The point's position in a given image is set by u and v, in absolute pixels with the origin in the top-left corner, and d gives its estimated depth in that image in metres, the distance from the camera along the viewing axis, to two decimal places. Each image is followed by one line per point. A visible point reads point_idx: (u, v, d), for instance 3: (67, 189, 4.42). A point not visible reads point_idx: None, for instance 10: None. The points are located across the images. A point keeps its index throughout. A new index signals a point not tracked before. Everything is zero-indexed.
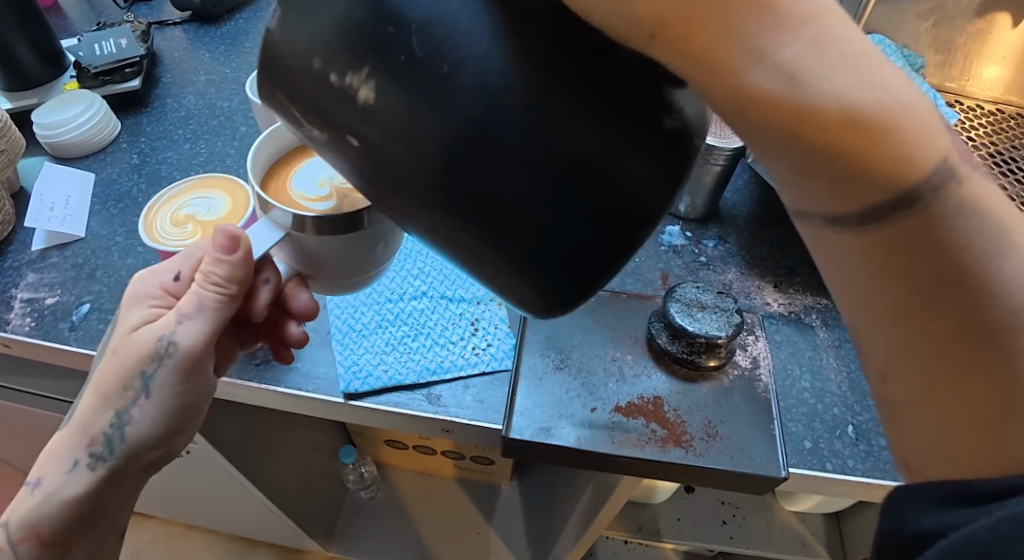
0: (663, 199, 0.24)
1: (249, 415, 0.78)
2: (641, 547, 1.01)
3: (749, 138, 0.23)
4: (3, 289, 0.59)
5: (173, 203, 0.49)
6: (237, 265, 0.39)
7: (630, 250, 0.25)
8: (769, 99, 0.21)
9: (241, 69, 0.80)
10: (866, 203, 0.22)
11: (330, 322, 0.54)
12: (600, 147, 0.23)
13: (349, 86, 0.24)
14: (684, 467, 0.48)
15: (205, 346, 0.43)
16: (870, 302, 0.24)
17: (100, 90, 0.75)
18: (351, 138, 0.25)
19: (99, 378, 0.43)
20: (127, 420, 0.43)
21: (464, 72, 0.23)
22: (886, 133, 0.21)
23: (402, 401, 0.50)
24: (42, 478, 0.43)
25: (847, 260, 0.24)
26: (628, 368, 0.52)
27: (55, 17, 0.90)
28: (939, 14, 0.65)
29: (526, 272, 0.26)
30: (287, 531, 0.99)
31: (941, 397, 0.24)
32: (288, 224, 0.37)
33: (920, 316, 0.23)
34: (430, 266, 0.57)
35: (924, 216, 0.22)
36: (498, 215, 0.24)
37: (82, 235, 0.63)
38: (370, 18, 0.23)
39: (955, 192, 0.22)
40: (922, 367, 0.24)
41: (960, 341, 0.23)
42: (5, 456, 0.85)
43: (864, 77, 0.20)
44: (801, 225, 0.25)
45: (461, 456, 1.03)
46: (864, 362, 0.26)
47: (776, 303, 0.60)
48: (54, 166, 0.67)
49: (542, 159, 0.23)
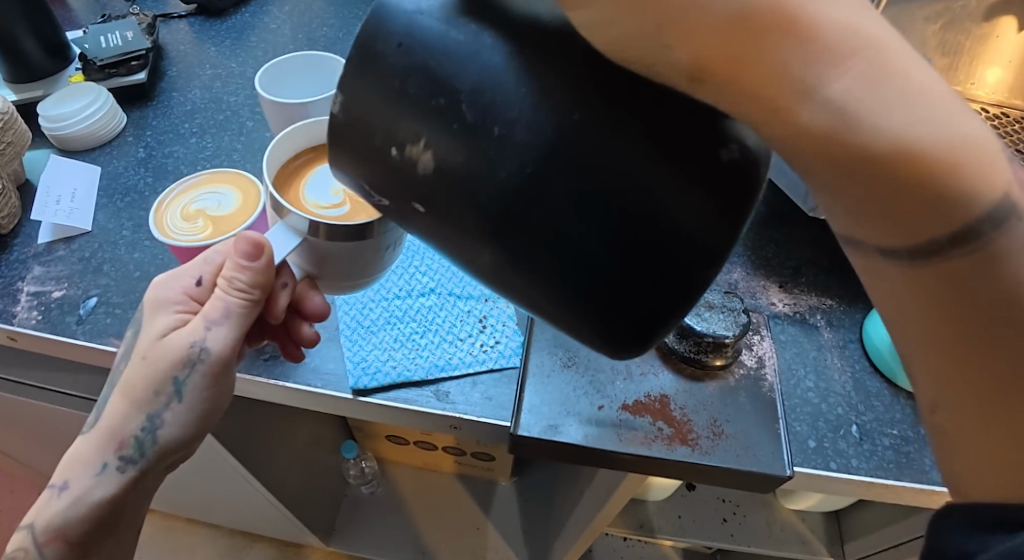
0: (715, 241, 0.25)
1: (253, 409, 0.78)
2: (640, 543, 1.01)
3: (802, 170, 0.23)
4: (9, 282, 0.59)
5: (184, 198, 0.49)
6: (260, 271, 0.39)
7: (677, 284, 0.25)
8: (821, 133, 0.21)
9: (248, 64, 0.80)
10: (920, 236, 0.22)
11: (338, 318, 0.54)
12: (656, 187, 0.24)
13: (409, 156, 0.26)
14: (691, 466, 0.48)
15: (234, 350, 0.43)
16: (915, 329, 0.24)
17: (106, 82, 0.75)
18: (417, 204, 0.27)
19: (126, 383, 0.44)
20: (159, 424, 0.44)
21: (515, 133, 0.24)
22: (942, 171, 0.21)
23: (411, 398, 0.50)
24: (68, 481, 0.44)
25: (896, 294, 0.24)
26: (635, 366, 0.52)
27: (58, 8, 0.89)
28: (946, 17, 0.66)
29: (570, 300, 0.27)
30: (287, 525, 0.99)
31: (988, 426, 0.25)
32: (304, 229, 0.38)
33: (959, 343, 0.24)
34: (437, 262, 0.57)
35: (984, 251, 0.22)
36: (545, 247, 0.25)
37: (88, 229, 0.63)
38: (422, 92, 0.25)
39: (1016, 228, 0.22)
40: (970, 397, 0.24)
41: (1011, 373, 0.23)
42: (5, 447, 0.85)
43: (920, 111, 0.20)
44: (848, 251, 0.25)
45: (462, 451, 1.03)
46: (916, 390, 0.27)
47: (782, 303, 0.60)
48: (61, 159, 0.67)
49: (596, 204, 0.24)
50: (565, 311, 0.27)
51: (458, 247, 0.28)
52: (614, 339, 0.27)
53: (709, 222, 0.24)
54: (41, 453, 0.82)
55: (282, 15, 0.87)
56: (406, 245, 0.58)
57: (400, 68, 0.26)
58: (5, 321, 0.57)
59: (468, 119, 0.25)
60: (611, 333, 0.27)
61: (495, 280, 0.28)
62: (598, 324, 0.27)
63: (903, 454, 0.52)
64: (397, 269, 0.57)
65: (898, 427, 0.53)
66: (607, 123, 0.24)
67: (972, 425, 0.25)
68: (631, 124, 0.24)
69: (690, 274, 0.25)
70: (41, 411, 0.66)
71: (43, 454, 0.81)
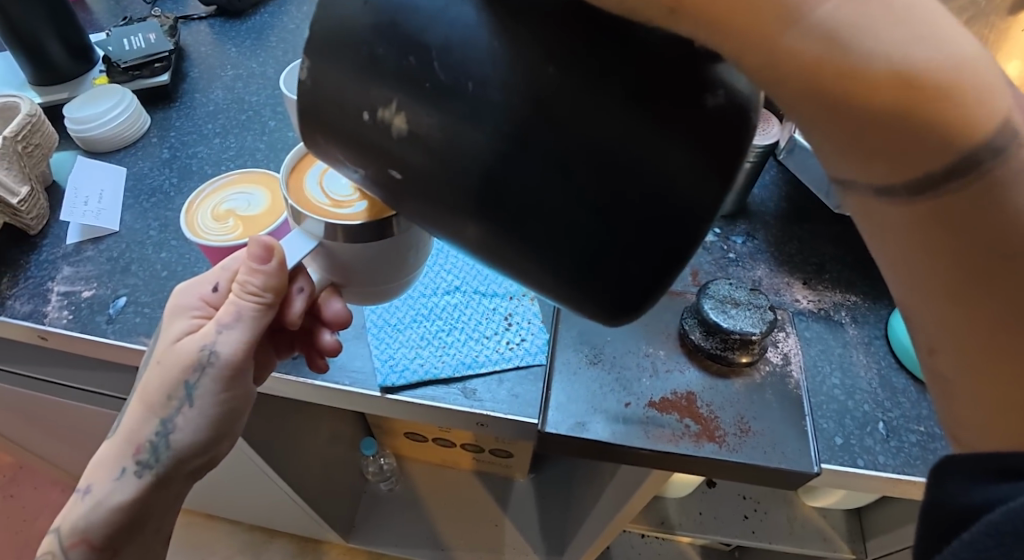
0: (700, 195, 0.24)
1: (276, 407, 0.79)
2: (658, 540, 1.02)
3: (792, 107, 0.23)
4: (39, 283, 0.60)
5: (213, 199, 0.49)
6: (271, 274, 0.39)
7: (663, 239, 0.24)
8: (811, 61, 0.21)
9: (268, 64, 0.81)
10: (917, 169, 0.22)
11: (365, 317, 0.54)
12: (646, 136, 0.23)
13: (381, 119, 0.26)
14: (720, 463, 0.48)
15: (246, 354, 0.43)
16: (916, 270, 0.24)
17: (130, 84, 0.75)
18: (395, 172, 0.27)
19: (144, 388, 0.45)
20: (173, 428, 0.44)
21: (489, 92, 0.24)
22: (938, 96, 0.20)
23: (438, 395, 0.50)
24: (92, 485, 0.45)
25: (894, 233, 0.24)
26: (661, 363, 0.52)
27: (80, 12, 0.90)
28: (971, 12, 0.67)
29: (556, 259, 0.26)
30: (308, 521, 1.00)
31: (987, 372, 0.24)
32: (321, 234, 0.37)
33: (961, 287, 0.23)
34: (464, 261, 0.58)
35: (985, 182, 0.22)
36: (522, 210, 0.25)
37: (116, 229, 0.64)
38: (393, 53, 0.25)
39: (1015, 155, 0.22)
40: (975, 337, 0.24)
41: (1008, 312, 0.23)
42: (34, 446, 0.86)
43: (914, 29, 0.20)
44: (844, 195, 0.25)
45: (480, 449, 1.04)
46: (913, 334, 0.27)
47: (806, 300, 0.60)
48: (88, 161, 0.68)
49: (576, 153, 0.24)
50: (553, 275, 0.27)
51: (491, 252, 0.28)
52: (607, 305, 0.27)
53: (695, 174, 0.24)
54: (69, 452, 0.83)
55: (302, 16, 0.87)
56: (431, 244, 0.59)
57: (368, 33, 0.26)
58: (37, 320, 0.58)
59: (441, 78, 0.25)
60: (605, 298, 0.27)
61: (527, 277, 0.28)
62: (589, 288, 0.26)
63: (929, 451, 0.52)
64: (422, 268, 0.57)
65: (924, 423, 0.53)
66: (579, 72, 0.23)
67: (986, 403, 0.25)
68: (612, 62, 0.23)
69: (678, 226, 0.24)
70: (69, 410, 0.67)
71: (70, 451, 0.82)
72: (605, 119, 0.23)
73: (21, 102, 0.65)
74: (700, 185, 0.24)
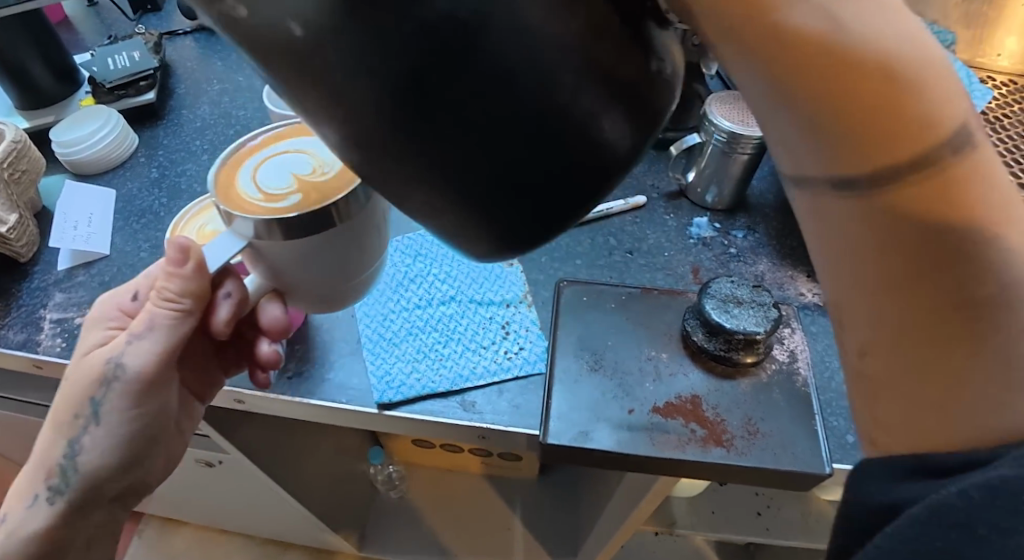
0: (620, 150, 0.23)
1: (279, 423, 0.78)
2: (672, 538, 1.01)
3: (771, 75, 0.20)
4: (32, 311, 0.59)
5: (193, 217, 0.48)
6: (188, 277, 0.38)
7: (567, 200, 0.24)
8: (809, 35, 0.19)
9: (255, 76, 0.80)
10: (878, 161, 0.20)
11: (360, 332, 0.53)
12: (584, 93, 0.21)
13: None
14: (728, 467, 0.47)
15: (158, 365, 0.42)
16: (858, 271, 0.22)
17: (116, 104, 0.74)
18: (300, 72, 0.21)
19: (54, 408, 0.44)
20: (81, 449, 0.43)
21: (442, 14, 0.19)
22: (913, 85, 0.19)
23: (437, 409, 0.49)
24: (5, 515, 0.44)
25: (839, 228, 0.22)
26: (664, 367, 0.51)
27: (66, 33, 0.90)
28: None
29: (461, 205, 0.24)
30: (318, 533, 1.00)
31: (904, 393, 0.23)
32: (250, 233, 0.35)
33: (903, 292, 0.22)
34: (457, 270, 0.57)
35: (938, 182, 0.20)
36: (432, 161, 0.23)
37: (107, 253, 0.63)
38: None
39: (970, 163, 0.20)
40: (904, 351, 0.22)
41: (944, 321, 0.21)
42: None
43: (894, 18, 0.19)
44: (797, 190, 0.23)
45: (488, 453, 1.03)
46: (841, 341, 0.25)
47: (811, 293, 0.58)
48: (77, 185, 0.67)
49: (515, 109, 0.21)
50: (460, 219, 0.24)
51: None
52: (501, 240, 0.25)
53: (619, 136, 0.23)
54: None
55: None
56: (425, 254, 0.58)
57: None
58: (30, 349, 0.57)
59: None
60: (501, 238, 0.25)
61: None
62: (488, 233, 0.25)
63: None
64: (416, 279, 0.56)
65: None
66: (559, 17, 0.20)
67: (902, 424, 0.23)
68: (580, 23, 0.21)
69: (591, 182, 0.24)
70: None
71: None
72: (556, 74, 0.21)
73: (5, 128, 0.64)
74: (618, 143, 0.23)
